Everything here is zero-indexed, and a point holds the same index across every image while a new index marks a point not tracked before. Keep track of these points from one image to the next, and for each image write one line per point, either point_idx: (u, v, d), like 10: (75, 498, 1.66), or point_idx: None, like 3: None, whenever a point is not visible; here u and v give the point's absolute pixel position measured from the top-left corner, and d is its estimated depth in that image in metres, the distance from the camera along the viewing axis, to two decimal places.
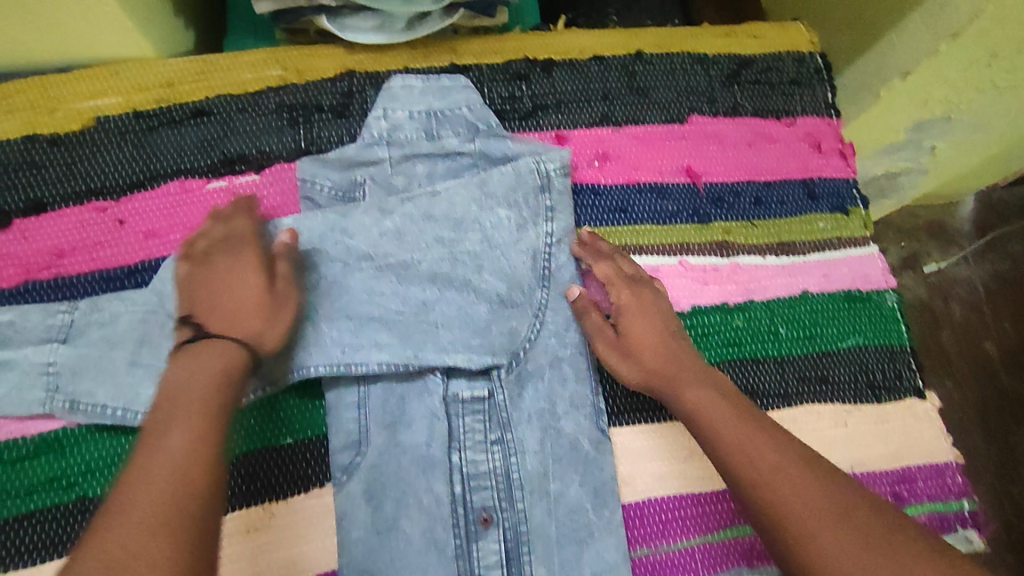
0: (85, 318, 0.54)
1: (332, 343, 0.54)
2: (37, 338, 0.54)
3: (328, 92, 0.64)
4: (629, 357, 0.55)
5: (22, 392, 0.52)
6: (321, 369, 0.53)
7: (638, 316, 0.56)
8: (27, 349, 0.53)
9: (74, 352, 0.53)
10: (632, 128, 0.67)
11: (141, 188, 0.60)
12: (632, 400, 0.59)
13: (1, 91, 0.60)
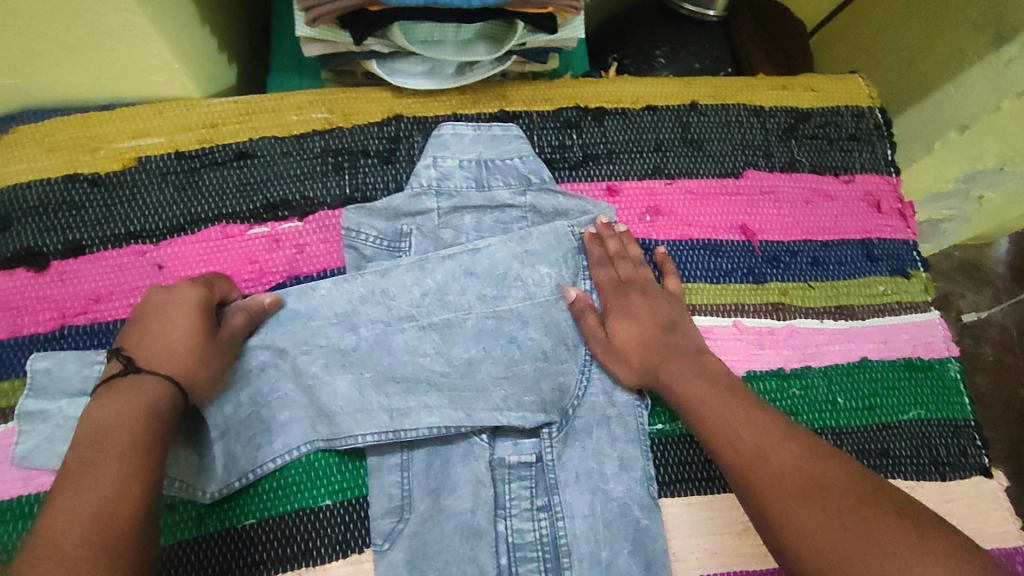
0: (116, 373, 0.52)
1: (381, 410, 0.52)
2: (73, 388, 0.52)
3: (375, 137, 0.63)
4: (633, 364, 0.54)
5: (55, 445, 0.51)
6: (368, 438, 0.52)
7: (636, 320, 0.55)
8: (62, 401, 0.52)
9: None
10: (686, 181, 0.64)
11: (181, 232, 0.58)
12: (681, 468, 0.56)
13: (46, 129, 0.59)
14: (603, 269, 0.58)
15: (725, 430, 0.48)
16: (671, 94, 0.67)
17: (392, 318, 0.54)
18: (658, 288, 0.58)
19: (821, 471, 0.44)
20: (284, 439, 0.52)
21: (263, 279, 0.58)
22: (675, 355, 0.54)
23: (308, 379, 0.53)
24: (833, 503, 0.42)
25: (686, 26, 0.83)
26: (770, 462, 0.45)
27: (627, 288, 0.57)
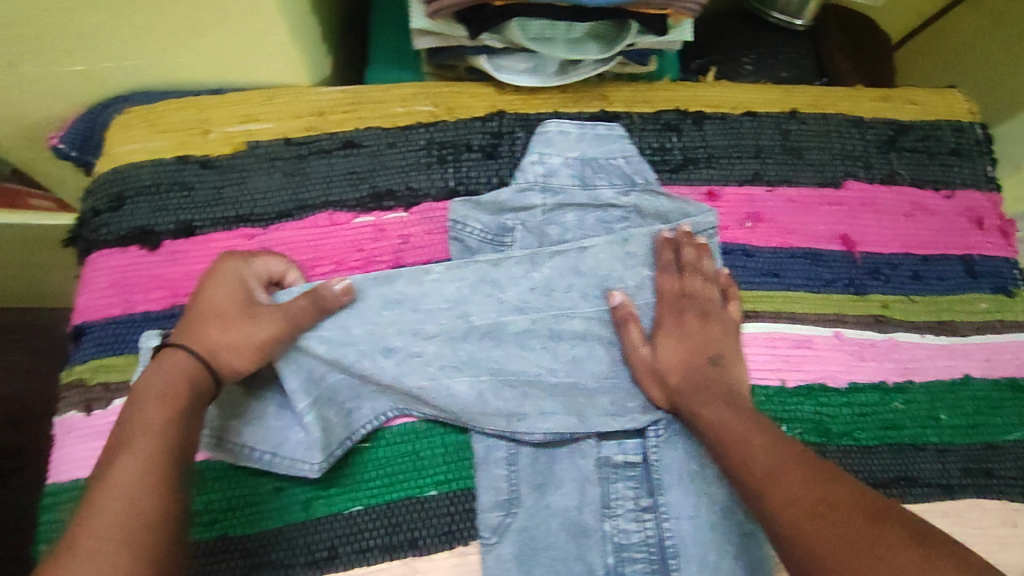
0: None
1: (496, 411, 0.53)
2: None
3: (477, 132, 0.62)
4: (668, 386, 0.53)
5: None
6: (487, 438, 0.53)
7: (692, 342, 0.54)
8: None
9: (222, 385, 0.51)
10: (785, 189, 0.64)
11: (288, 218, 0.58)
12: None
13: (160, 110, 0.60)
14: (666, 278, 0.57)
15: (737, 430, 0.48)
16: (771, 102, 0.67)
17: (502, 312, 0.55)
18: (717, 310, 0.56)
19: (831, 493, 0.41)
20: (373, 403, 0.53)
21: (369, 268, 0.58)
22: (719, 382, 0.53)
23: (422, 377, 0.53)
24: (793, 495, 0.42)
25: (774, 35, 0.83)
26: (761, 453, 0.46)
27: (685, 305, 0.56)
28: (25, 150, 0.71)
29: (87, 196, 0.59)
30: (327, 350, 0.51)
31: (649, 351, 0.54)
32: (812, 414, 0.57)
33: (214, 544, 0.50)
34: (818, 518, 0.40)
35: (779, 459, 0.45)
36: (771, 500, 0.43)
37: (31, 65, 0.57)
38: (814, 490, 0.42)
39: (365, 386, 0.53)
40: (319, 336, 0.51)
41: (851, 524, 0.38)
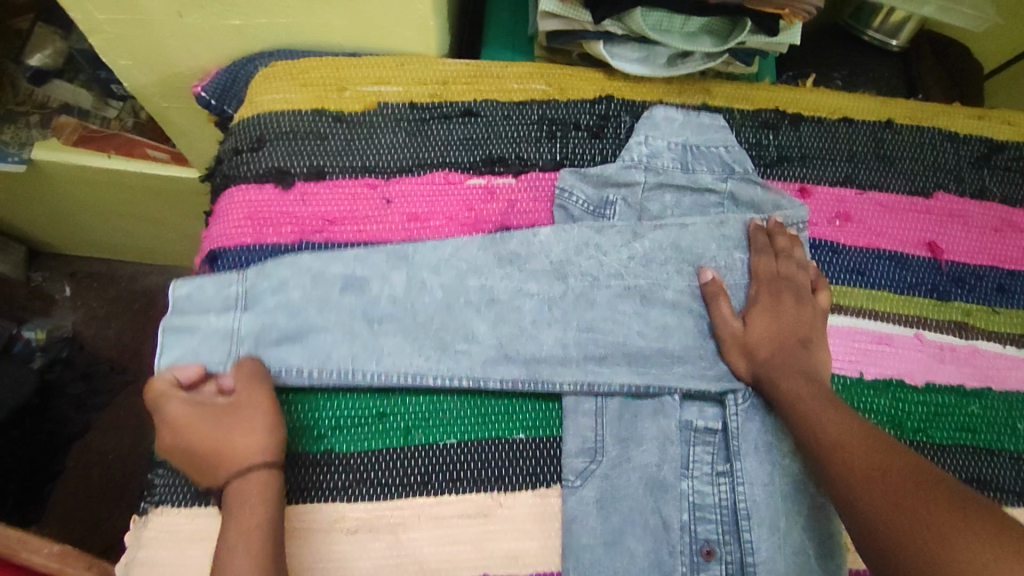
0: (257, 288, 0.56)
1: (580, 367, 0.56)
2: (214, 307, 0.56)
3: (586, 112, 0.66)
4: (754, 359, 0.56)
5: (204, 355, 0.55)
6: (568, 390, 0.56)
7: (783, 324, 0.57)
8: (210, 316, 0.56)
9: (256, 320, 0.56)
10: (875, 194, 0.66)
11: (408, 173, 0.63)
12: None
13: (302, 67, 0.66)
14: (760, 258, 0.60)
15: (815, 404, 0.51)
16: (868, 111, 0.70)
17: (603, 273, 0.59)
18: (809, 297, 0.59)
19: (885, 461, 0.45)
20: (451, 364, 0.56)
21: (477, 226, 0.62)
22: (806, 362, 0.55)
23: (516, 328, 0.57)
24: (853, 460, 0.46)
25: (868, 53, 0.85)
26: (830, 422, 0.50)
27: (780, 285, 0.59)
28: (164, 98, 0.78)
29: (229, 137, 0.64)
30: (440, 295, 0.58)
31: (741, 329, 0.57)
32: (887, 408, 0.59)
33: (319, 457, 0.53)
34: (872, 482, 0.44)
35: (849, 430, 0.49)
36: (831, 464, 0.47)
37: (195, 16, 0.64)
38: (873, 458, 0.46)
39: (440, 354, 0.56)
40: (439, 282, 0.58)
41: (901, 486, 0.43)
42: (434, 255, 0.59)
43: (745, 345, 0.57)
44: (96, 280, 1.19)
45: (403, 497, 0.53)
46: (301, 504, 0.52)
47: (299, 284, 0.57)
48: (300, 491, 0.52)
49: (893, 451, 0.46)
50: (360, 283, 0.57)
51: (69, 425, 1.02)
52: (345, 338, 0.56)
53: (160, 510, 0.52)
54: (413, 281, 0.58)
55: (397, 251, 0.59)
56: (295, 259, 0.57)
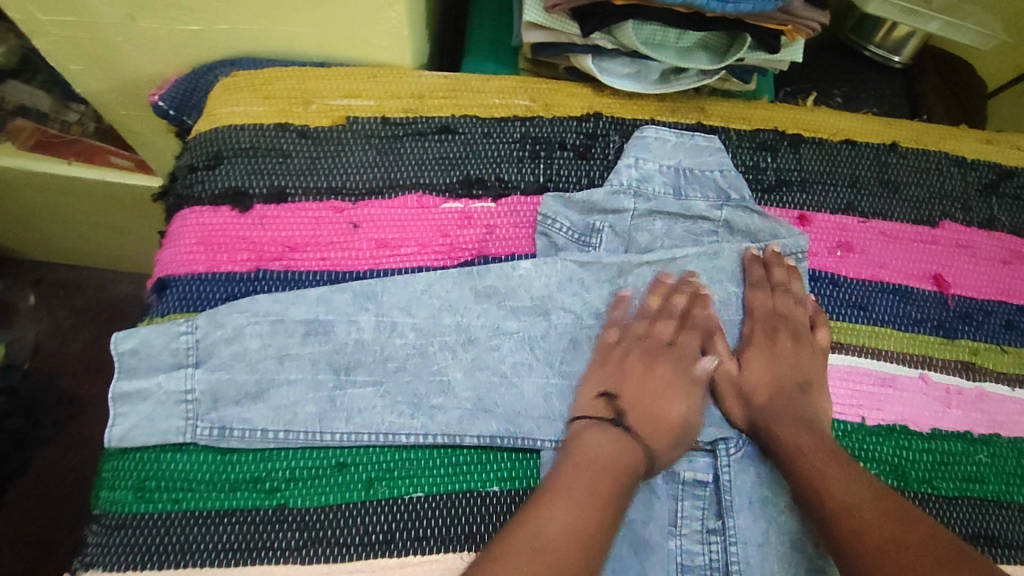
0: (210, 339, 0.51)
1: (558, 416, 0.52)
2: (165, 364, 0.51)
3: (572, 131, 0.62)
4: None
5: (156, 423, 0.50)
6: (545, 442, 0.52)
7: (778, 368, 0.54)
8: (159, 377, 0.50)
9: (210, 376, 0.51)
10: (879, 222, 0.62)
11: (379, 195, 0.58)
12: None
13: (266, 77, 0.60)
14: (664, 322, 0.55)
15: (820, 454, 0.48)
16: (872, 132, 0.66)
17: (584, 311, 0.55)
18: (805, 334, 0.55)
19: (899, 530, 0.41)
20: (425, 420, 0.51)
21: (452, 254, 0.57)
22: (806, 411, 0.51)
23: (491, 374, 0.53)
24: (863, 525, 0.42)
25: (870, 69, 0.80)
26: (834, 478, 0.46)
27: (775, 323, 0.55)
28: (122, 105, 0.73)
29: (184, 153, 0.59)
30: (412, 339, 0.53)
31: (655, 399, 0.53)
32: (890, 456, 0.55)
33: (274, 513, 0.48)
34: (890, 557, 0.40)
35: (857, 489, 0.45)
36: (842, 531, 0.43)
37: (149, 20, 0.59)
38: (885, 528, 0.42)
39: (415, 408, 0.51)
40: (411, 323, 0.53)
41: (920, 562, 0.39)
42: (405, 292, 0.54)
43: (611, 408, 0.52)
44: (60, 289, 1.13)
45: (364, 559, 0.48)
46: (251, 567, 0.47)
47: (257, 332, 0.52)
48: (250, 552, 0.47)
49: (906, 517, 0.42)
50: (324, 329, 0.52)
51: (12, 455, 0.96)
52: (310, 393, 0.51)
53: (89, 574, 0.46)
54: (375, 326, 0.53)
55: (366, 290, 0.53)
56: (253, 304, 0.52)
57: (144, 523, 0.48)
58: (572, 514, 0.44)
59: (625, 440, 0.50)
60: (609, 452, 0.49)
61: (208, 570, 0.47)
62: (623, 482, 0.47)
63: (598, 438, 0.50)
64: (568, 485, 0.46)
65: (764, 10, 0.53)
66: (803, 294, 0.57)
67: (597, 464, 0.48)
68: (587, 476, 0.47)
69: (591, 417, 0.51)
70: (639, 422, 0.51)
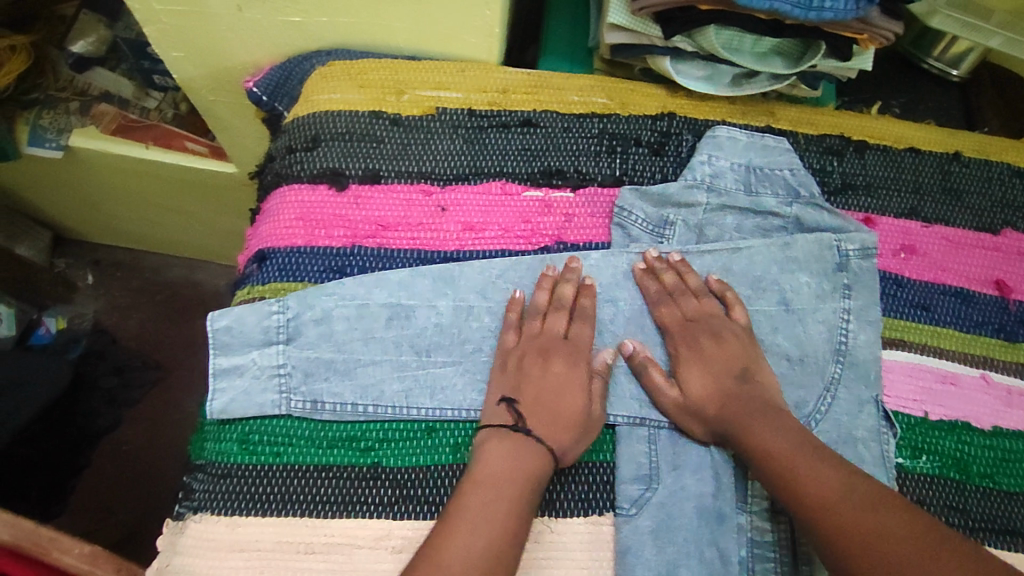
0: (301, 319, 0.55)
1: (630, 396, 0.55)
2: (257, 340, 0.54)
3: (647, 129, 0.65)
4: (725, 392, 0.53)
5: (251, 396, 0.53)
6: (616, 420, 0.54)
7: (714, 369, 0.54)
8: (253, 353, 0.54)
9: (301, 352, 0.54)
10: (941, 227, 0.64)
11: (465, 181, 0.61)
12: (949, 497, 0.55)
13: (361, 68, 0.65)
14: (556, 314, 0.56)
15: (801, 449, 0.48)
16: (935, 141, 0.68)
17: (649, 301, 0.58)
18: (726, 326, 0.56)
19: (884, 525, 0.43)
20: None
21: (532, 239, 0.60)
22: (756, 398, 0.52)
23: (565, 355, 0.55)
24: (849, 521, 0.44)
25: (927, 82, 0.82)
26: (819, 475, 0.47)
27: (694, 331, 0.56)
28: (213, 91, 0.77)
29: (283, 135, 0.63)
30: (488, 321, 0.56)
31: (552, 398, 0.53)
32: (952, 450, 0.56)
33: (307, 469, 0.52)
34: (867, 551, 0.42)
35: (851, 480, 0.46)
36: (828, 526, 0.45)
37: (255, 11, 0.63)
38: (866, 520, 0.44)
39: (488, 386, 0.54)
40: (486, 307, 0.57)
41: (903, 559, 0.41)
42: (481, 277, 0.57)
43: (512, 415, 0.52)
44: (118, 271, 1.18)
45: None
46: (297, 516, 0.50)
47: (341, 314, 0.55)
48: (288, 504, 0.51)
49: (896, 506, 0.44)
50: (404, 313, 0.55)
51: (99, 420, 1.04)
52: (394, 373, 0.54)
53: (198, 516, 0.51)
54: (457, 308, 0.56)
55: (444, 274, 0.57)
56: (338, 288, 0.55)
57: (248, 472, 0.52)
58: (466, 527, 0.45)
59: (532, 445, 0.50)
60: (510, 466, 0.49)
61: (311, 519, 0.50)
62: (523, 497, 0.48)
63: (504, 450, 0.50)
64: (481, 499, 0.47)
65: (845, 18, 0.55)
66: (730, 298, 0.57)
67: (505, 480, 0.48)
68: (489, 494, 0.47)
69: (493, 425, 0.51)
70: (541, 421, 0.52)
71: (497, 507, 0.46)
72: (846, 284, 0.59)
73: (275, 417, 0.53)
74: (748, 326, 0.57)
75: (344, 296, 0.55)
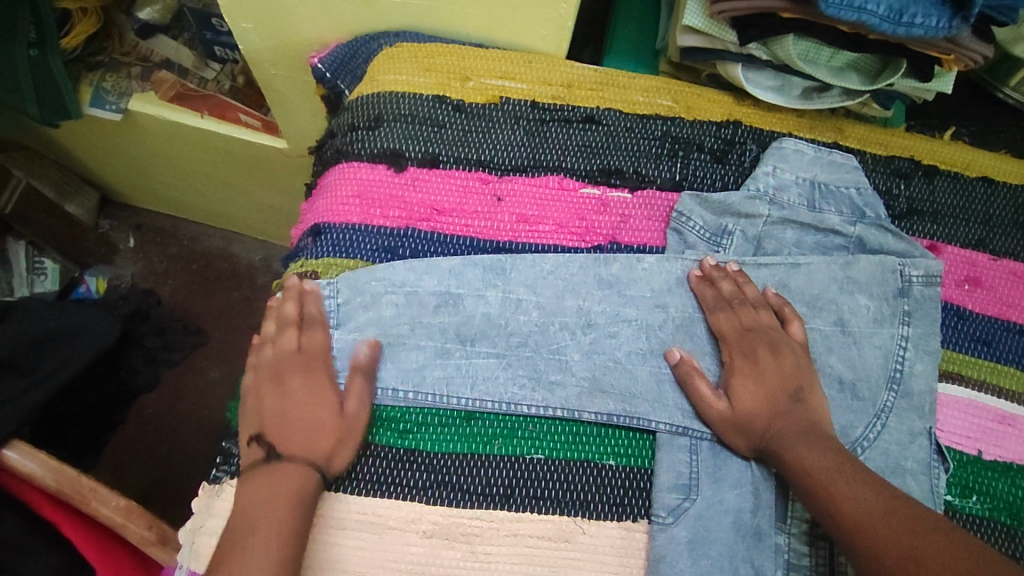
0: (349, 302, 0.55)
1: (673, 404, 0.53)
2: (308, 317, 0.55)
3: (711, 135, 0.63)
4: (775, 409, 0.52)
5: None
6: (659, 427, 0.53)
7: (766, 385, 0.53)
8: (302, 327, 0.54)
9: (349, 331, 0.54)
10: (1009, 262, 0.62)
11: (523, 173, 0.61)
12: (1000, 542, 0.52)
13: (429, 52, 0.65)
14: (287, 332, 0.53)
15: (839, 476, 0.47)
16: (1008, 172, 0.66)
17: (701, 309, 0.56)
18: (784, 340, 0.54)
19: (916, 545, 0.41)
20: (545, 394, 0.53)
21: (587, 237, 0.59)
22: (807, 420, 0.51)
23: (609, 358, 0.54)
24: (882, 541, 0.42)
25: (999, 112, 0.79)
26: (857, 497, 0.45)
27: (751, 342, 0.54)
28: (274, 65, 0.77)
29: (345, 112, 0.63)
30: (535, 315, 0.55)
31: (296, 411, 0.51)
32: (1005, 493, 0.54)
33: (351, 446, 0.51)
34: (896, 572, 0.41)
35: (885, 501, 0.44)
36: (862, 543, 0.43)
37: None
38: (897, 544, 0.42)
39: (534, 380, 0.53)
40: (534, 300, 0.55)
41: None
42: (532, 271, 0.56)
43: (262, 448, 0.50)
44: (158, 236, 1.20)
45: (485, 508, 0.50)
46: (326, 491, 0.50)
47: (393, 296, 0.55)
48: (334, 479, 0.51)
49: (935, 524, 0.42)
50: (453, 301, 0.55)
51: (139, 377, 1.05)
52: (438, 358, 0.54)
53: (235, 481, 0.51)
54: (506, 299, 0.55)
55: (495, 266, 0.56)
56: (389, 270, 0.55)
57: None
58: (248, 561, 0.44)
59: (284, 469, 0.48)
60: (267, 497, 0.47)
61: (347, 496, 0.50)
62: (295, 525, 0.46)
63: (262, 482, 0.48)
64: (250, 533, 0.45)
65: (936, 36, 0.53)
66: (788, 313, 0.56)
67: (253, 517, 0.46)
68: (256, 527, 0.45)
69: (247, 467, 0.49)
70: (288, 441, 0.50)
71: (265, 532, 0.45)
72: (907, 311, 0.57)
73: None
74: (805, 342, 0.55)
75: (394, 278, 0.55)
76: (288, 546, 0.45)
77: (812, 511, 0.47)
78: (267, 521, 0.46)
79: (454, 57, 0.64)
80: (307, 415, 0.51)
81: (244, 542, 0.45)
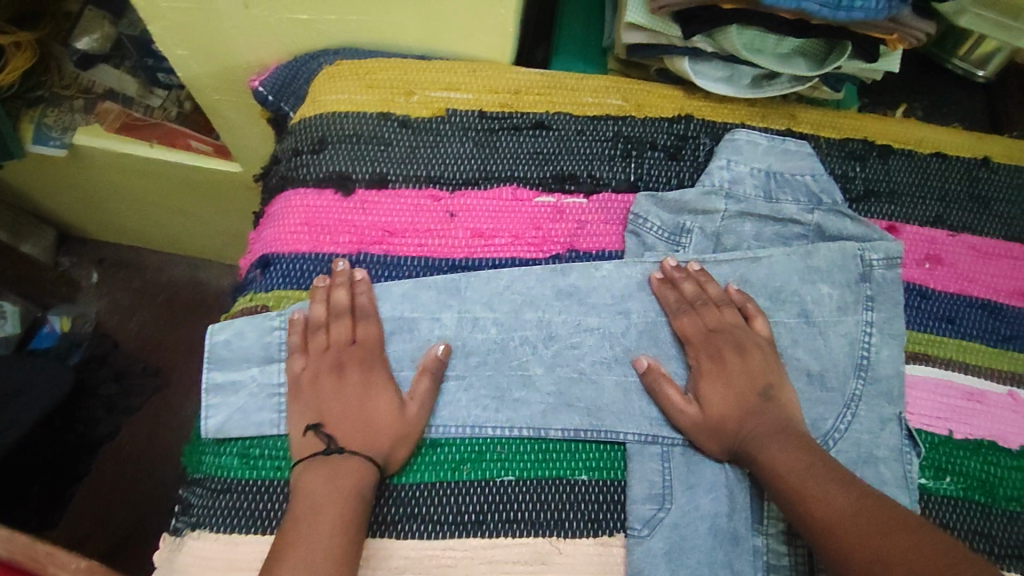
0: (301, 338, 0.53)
1: (639, 412, 0.53)
2: (256, 356, 0.54)
3: (663, 132, 0.63)
4: (741, 409, 0.51)
5: (249, 414, 0.52)
6: (629, 437, 0.52)
7: (732, 384, 0.53)
8: (253, 368, 0.54)
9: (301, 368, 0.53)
10: (967, 237, 0.62)
11: (475, 187, 0.59)
12: (976, 522, 0.52)
13: (370, 67, 0.63)
14: (338, 324, 0.53)
15: (809, 475, 0.46)
16: (961, 146, 0.66)
17: (663, 313, 0.56)
18: (748, 336, 0.54)
19: (888, 550, 0.41)
20: (510, 413, 0.52)
21: (544, 247, 0.58)
22: (777, 418, 0.50)
23: (573, 370, 0.53)
24: (856, 544, 0.42)
25: (948, 83, 0.79)
26: (828, 499, 0.45)
27: (716, 342, 0.54)
28: (215, 90, 0.74)
29: (289, 136, 0.61)
30: (495, 332, 0.54)
31: (355, 406, 0.51)
32: (977, 472, 0.54)
33: None
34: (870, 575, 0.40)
35: (857, 502, 0.44)
36: (831, 547, 0.43)
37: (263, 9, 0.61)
38: (867, 549, 0.41)
39: (501, 400, 0.52)
40: (493, 318, 0.54)
41: None
42: (487, 288, 0.55)
43: (322, 439, 0.50)
44: (121, 270, 1.17)
45: (457, 537, 0.49)
46: None
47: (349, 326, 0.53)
48: None
49: (906, 521, 0.42)
50: (408, 325, 0.54)
51: (99, 426, 1.03)
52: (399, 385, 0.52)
53: (196, 533, 0.49)
54: (463, 320, 0.54)
55: (452, 286, 0.55)
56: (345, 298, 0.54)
57: (247, 487, 0.50)
58: (304, 558, 0.44)
59: (341, 463, 0.49)
60: (328, 488, 0.47)
61: None
62: (353, 515, 0.46)
63: (322, 475, 0.48)
64: (308, 530, 0.45)
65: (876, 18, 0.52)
66: (751, 310, 0.55)
67: (319, 505, 0.46)
68: (307, 521, 0.46)
69: (303, 459, 0.49)
70: (347, 434, 0.50)
71: (321, 528, 0.45)
72: (869, 296, 0.56)
73: (268, 437, 0.52)
74: (770, 337, 0.55)
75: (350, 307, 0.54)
76: (344, 530, 0.46)
77: (786, 512, 0.47)
78: (328, 514, 0.46)
79: (397, 70, 0.63)
80: (353, 399, 0.51)
81: (296, 533, 0.45)
